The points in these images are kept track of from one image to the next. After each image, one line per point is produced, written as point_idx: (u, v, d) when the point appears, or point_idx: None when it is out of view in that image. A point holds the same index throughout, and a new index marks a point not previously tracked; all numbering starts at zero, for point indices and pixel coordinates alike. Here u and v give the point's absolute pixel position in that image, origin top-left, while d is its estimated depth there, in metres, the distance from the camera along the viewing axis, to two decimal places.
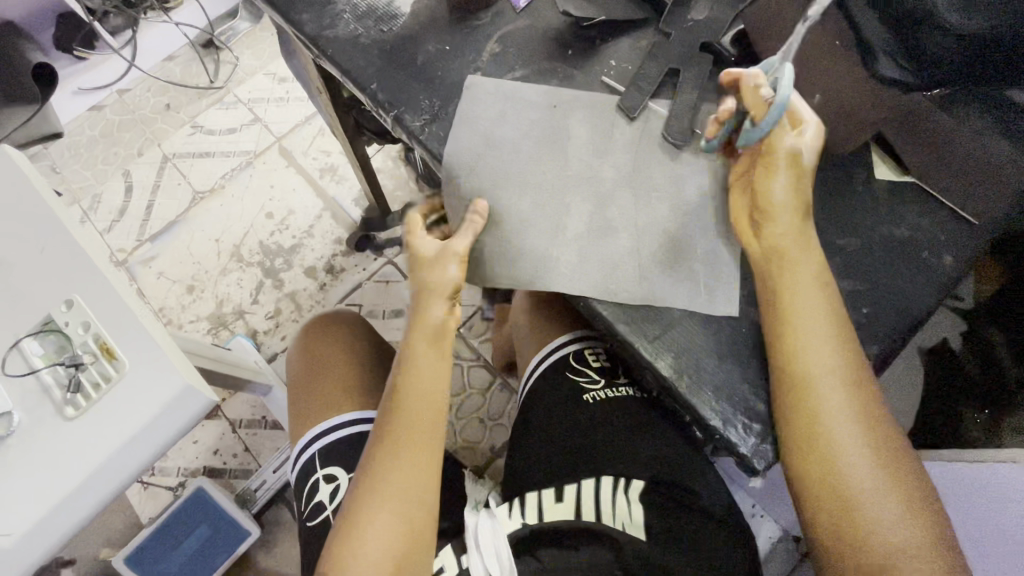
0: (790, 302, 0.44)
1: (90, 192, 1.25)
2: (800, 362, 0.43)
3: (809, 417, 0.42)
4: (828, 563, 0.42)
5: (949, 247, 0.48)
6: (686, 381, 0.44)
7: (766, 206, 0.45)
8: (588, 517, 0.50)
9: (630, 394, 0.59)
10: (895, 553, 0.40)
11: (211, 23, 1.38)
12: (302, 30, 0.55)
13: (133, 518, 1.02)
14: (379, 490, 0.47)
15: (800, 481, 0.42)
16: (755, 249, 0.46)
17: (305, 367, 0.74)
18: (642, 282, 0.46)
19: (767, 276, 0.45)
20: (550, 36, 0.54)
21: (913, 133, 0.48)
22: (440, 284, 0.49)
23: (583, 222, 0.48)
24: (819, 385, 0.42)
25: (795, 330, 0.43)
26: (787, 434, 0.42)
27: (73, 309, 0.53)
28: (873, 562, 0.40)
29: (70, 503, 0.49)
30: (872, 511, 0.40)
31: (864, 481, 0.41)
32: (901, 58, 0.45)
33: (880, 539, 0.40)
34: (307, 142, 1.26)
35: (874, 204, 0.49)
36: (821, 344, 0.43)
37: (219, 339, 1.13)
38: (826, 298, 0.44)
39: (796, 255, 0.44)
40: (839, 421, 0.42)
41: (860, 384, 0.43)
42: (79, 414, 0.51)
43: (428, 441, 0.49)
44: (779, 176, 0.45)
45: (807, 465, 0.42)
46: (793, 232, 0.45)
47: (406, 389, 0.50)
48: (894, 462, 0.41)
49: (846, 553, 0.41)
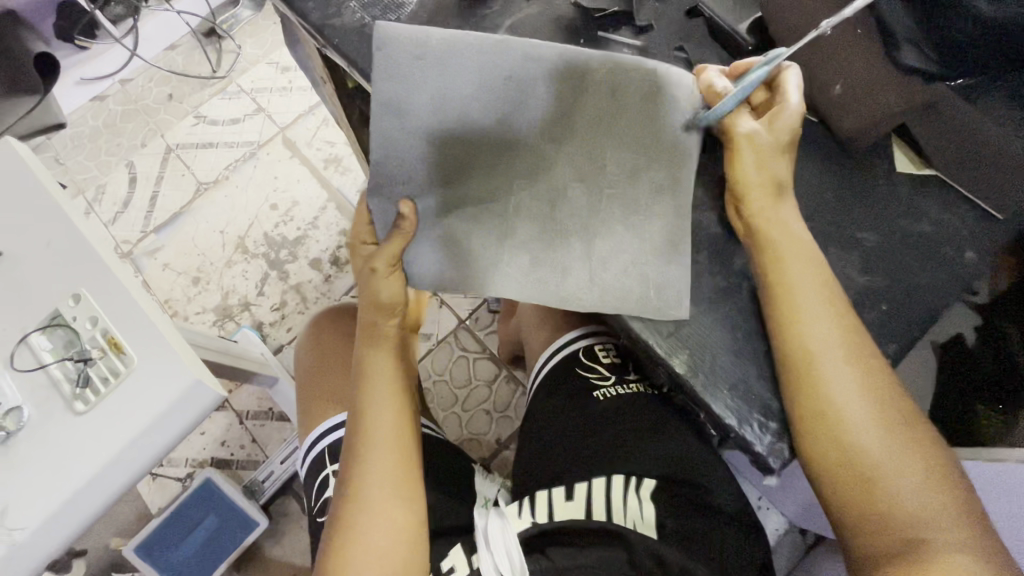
0: (785, 277, 0.44)
1: (93, 183, 1.25)
2: (803, 340, 0.42)
3: (818, 392, 0.41)
4: (859, 543, 0.41)
5: (971, 242, 0.47)
6: (703, 380, 0.44)
7: (738, 188, 0.46)
8: (598, 517, 0.50)
9: (642, 391, 0.58)
10: (920, 522, 0.39)
11: (213, 12, 1.37)
12: (307, 19, 0.54)
13: (143, 508, 1.03)
14: (376, 490, 0.49)
15: (817, 462, 0.41)
16: (737, 226, 0.47)
17: (314, 361, 0.74)
18: (592, 285, 0.45)
19: (755, 255, 0.45)
20: (561, 25, 0.53)
21: (937, 125, 0.47)
22: (376, 298, 0.50)
23: (532, 228, 0.46)
24: (823, 364, 0.42)
25: (797, 307, 0.43)
26: (798, 415, 0.42)
27: (80, 303, 0.53)
28: (902, 536, 0.39)
29: (81, 497, 0.49)
30: (895, 481, 0.40)
31: (882, 454, 0.40)
32: (926, 48, 0.46)
33: (906, 509, 0.40)
34: (311, 133, 1.25)
35: (896, 199, 0.48)
36: (820, 318, 0.43)
37: (225, 331, 1.13)
38: (821, 274, 0.44)
39: (779, 234, 0.44)
40: (846, 396, 0.41)
41: (860, 354, 0.42)
42: (88, 409, 0.51)
43: (401, 444, 0.51)
44: (746, 159, 0.45)
45: (824, 447, 0.41)
46: (774, 212, 0.45)
47: (368, 388, 0.52)
48: (909, 428, 0.41)
49: (873, 530, 0.40)
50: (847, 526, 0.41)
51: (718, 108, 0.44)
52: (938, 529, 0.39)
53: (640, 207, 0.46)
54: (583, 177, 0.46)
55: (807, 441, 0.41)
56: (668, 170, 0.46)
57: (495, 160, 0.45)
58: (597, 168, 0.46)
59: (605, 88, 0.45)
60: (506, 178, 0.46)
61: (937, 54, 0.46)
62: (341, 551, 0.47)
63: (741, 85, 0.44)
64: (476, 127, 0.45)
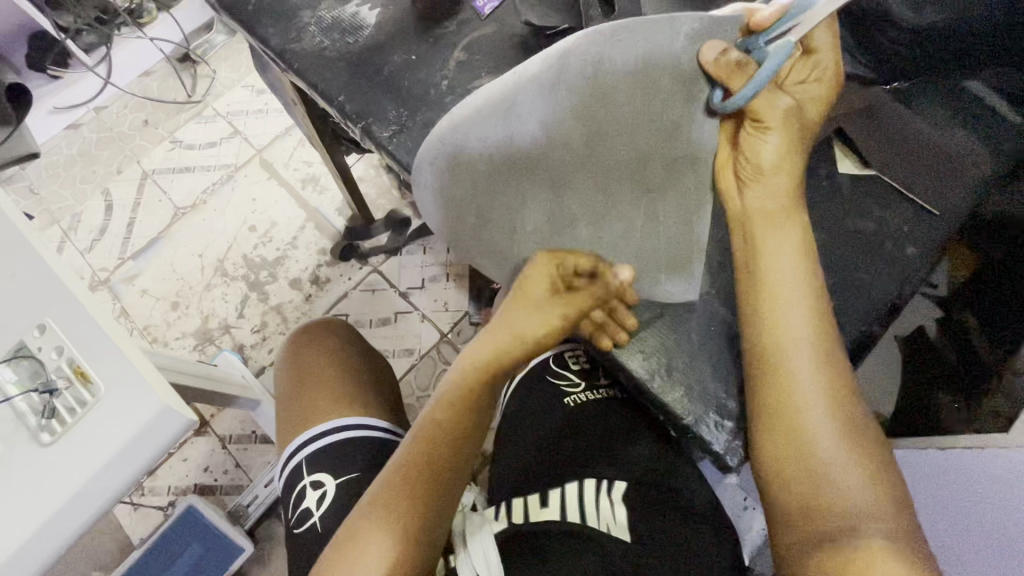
0: (763, 275, 0.44)
1: (68, 212, 1.24)
2: (774, 331, 0.43)
3: (781, 387, 0.42)
4: (789, 528, 0.41)
5: (912, 239, 0.48)
6: (658, 381, 0.46)
7: (756, 167, 0.45)
8: (573, 517, 0.49)
9: (610, 396, 0.59)
10: (854, 517, 0.39)
11: (187, 38, 1.38)
12: (267, 45, 0.56)
13: (124, 539, 1.01)
14: (394, 515, 0.44)
15: (764, 450, 0.43)
16: (736, 212, 0.46)
17: (290, 380, 0.74)
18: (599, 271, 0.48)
19: (747, 240, 0.46)
20: (515, 42, 0.55)
21: (871, 131, 0.51)
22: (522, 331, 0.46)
23: (536, 218, 0.47)
24: (792, 354, 0.43)
25: (772, 302, 0.44)
26: (756, 405, 0.43)
27: (47, 333, 0.52)
28: (832, 526, 0.39)
29: (46, 531, 0.48)
30: (832, 475, 0.40)
31: (827, 449, 0.41)
32: (864, 56, 0.52)
33: (838, 504, 0.40)
34: (288, 153, 1.25)
35: (837, 197, 0.50)
36: (796, 315, 0.43)
37: (205, 355, 1.12)
38: (804, 276, 0.44)
39: (775, 220, 0.45)
40: (810, 389, 0.42)
41: (830, 358, 0.43)
42: (55, 439, 0.50)
43: (445, 486, 0.46)
44: (772, 138, 0.44)
45: (772, 434, 0.42)
46: (783, 196, 0.45)
47: (448, 420, 0.47)
48: (861, 434, 0.41)
49: (810, 516, 0.40)
50: (783, 517, 0.42)
51: (734, 103, 0.42)
52: (868, 523, 0.39)
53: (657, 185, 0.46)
54: (583, 162, 0.45)
55: (759, 430, 0.43)
56: (681, 136, 0.45)
57: (488, 154, 0.45)
58: (602, 150, 0.45)
59: (603, 67, 0.43)
60: (503, 182, 0.46)
61: (872, 62, 0.52)
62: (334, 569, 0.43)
63: (759, 74, 0.41)
64: (495, 136, 0.45)
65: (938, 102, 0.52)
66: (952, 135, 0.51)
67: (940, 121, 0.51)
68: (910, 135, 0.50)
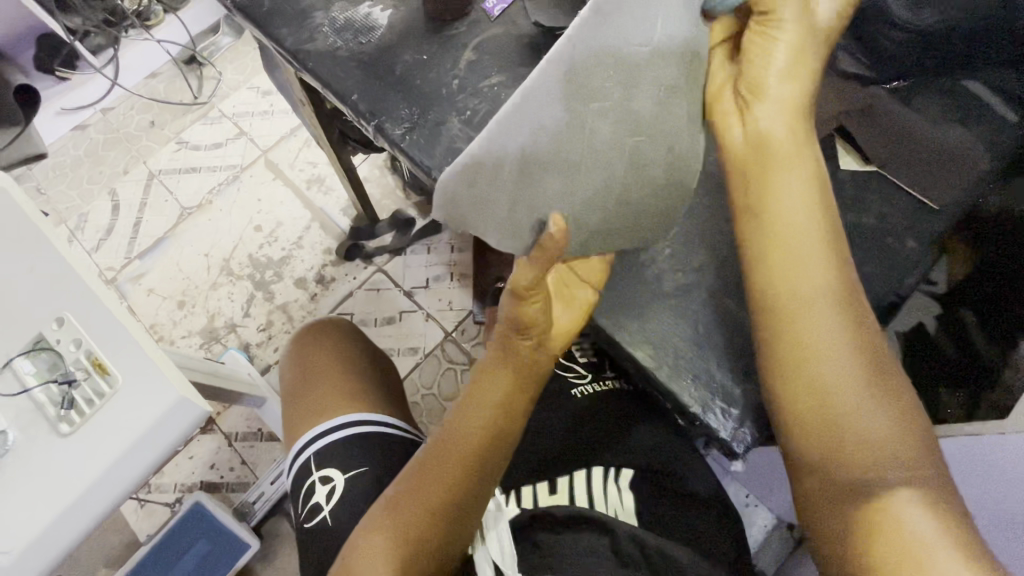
0: (769, 207, 0.43)
1: (75, 212, 1.25)
2: (786, 277, 0.41)
3: (798, 340, 0.40)
4: (810, 481, 0.39)
5: (912, 233, 0.49)
6: (665, 371, 0.47)
7: (754, 84, 0.44)
8: (581, 503, 0.50)
9: (617, 386, 0.62)
10: (882, 465, 0.37)
11: (194, 39, 1.39)
12: (281, 45, 0.57)
13: (131, 536, 1.02)
14: (420, 500, 0.45)
15: (782, 404, 0.40)
16: (739, 140, 0.45)
17: (300, 373, 0.76)
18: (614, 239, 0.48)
19: (750, 169, 0.44)
20: (524, 43, 0.56)
21: (871, 129, 0.52)
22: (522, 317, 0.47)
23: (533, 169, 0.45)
24: (810, 301, 0.40)
25: (781, 237, 0.42)
26: (770, 354, 0.41)
27: (65, 326, 0.54)
28: (856, 477, 0.37)
29: (68, 519, 0.49)
30: (860, 427, 0.38)
31: (851, 397, 0.38)
32: (864, 57, 0.53)
33: (861, 453, 0.37)
34: (293, 155, 1.27)
35: (838, 193, 0.51)
36: (812, 261, 0.41)
37: (211, 353, 1.13)
38: (816, 223, 0.42)
39: (777, 149, 0.43)
40: (830, 337, 0.39)
41: (854, 310, 0.40)
42: (74, 430, 0.51)
43: (472, 471, 0.46)
44: (774, 51, 0.43)
45: (791, 386, 0.40)
46: (788, 115, 0.44)
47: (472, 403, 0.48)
48: (888, 382, 0.39)
49: (834, 468, 0.38)
50: (806, 471, 0.40)
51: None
52: (896, 471, 0.36)
53: (654, 138, 0.45)
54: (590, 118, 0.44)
55: (775, 381, 0.41)
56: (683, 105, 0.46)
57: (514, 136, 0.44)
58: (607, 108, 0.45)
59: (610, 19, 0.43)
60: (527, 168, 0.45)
61: (871, 61, 0.53)
62: (358, 545, 0.44)
63: None
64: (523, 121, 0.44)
65: (940, 99, 0.53)
66: (952, 133, 0.52)
67: (942, 119, 0.52)
68: (908, 133, 0.52)
